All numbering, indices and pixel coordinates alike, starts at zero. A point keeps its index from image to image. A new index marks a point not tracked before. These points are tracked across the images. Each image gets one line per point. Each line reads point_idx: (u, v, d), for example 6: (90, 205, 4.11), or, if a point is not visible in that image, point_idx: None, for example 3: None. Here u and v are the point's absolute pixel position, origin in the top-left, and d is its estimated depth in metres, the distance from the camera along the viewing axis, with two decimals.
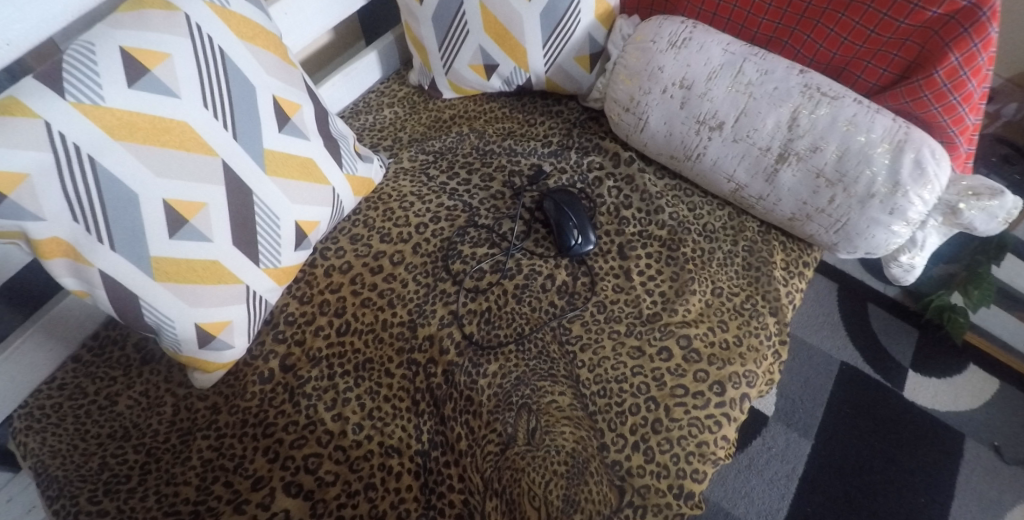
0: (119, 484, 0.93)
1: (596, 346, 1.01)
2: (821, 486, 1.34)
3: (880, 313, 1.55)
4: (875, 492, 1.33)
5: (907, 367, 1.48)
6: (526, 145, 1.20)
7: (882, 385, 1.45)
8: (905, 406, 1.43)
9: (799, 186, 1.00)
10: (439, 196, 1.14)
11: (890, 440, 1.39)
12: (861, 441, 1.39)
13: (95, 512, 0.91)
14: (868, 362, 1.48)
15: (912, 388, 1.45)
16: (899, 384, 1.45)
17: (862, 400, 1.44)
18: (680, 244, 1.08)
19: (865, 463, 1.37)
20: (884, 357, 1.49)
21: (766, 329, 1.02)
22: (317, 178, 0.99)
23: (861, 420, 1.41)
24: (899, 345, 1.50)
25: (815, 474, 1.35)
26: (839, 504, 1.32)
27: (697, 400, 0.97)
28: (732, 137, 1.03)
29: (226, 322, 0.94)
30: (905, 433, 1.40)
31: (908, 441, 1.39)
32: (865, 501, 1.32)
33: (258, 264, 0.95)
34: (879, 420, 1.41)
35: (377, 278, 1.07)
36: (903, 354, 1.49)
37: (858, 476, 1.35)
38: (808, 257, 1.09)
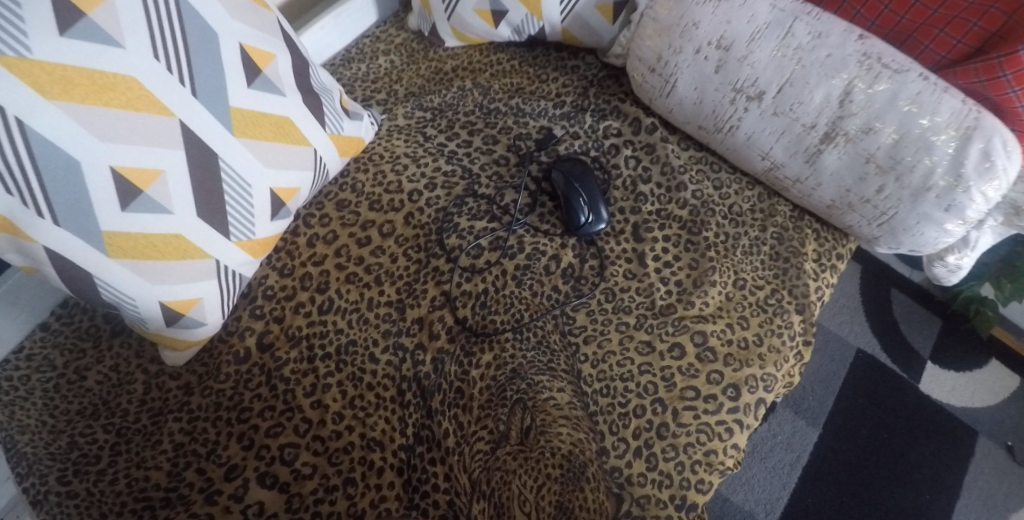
0: (88, 465, 0.87)
1: (601, 338, 0.92)
2: (829, 477, 1.28)
3: (903, 299, 1.46)
4: (886, 486, 1.27)
5: (926, 358, 1.39)
6: (536, 105, 1.07)
7: (898, 375, 1.38)
8: (922, 398, 1.35)
9: (844, 171, 0.88)
10: (435, 159, 1.03)
11: (904, 433, 1.32)
12: (873, 433, 1.32)
13: (65, 494, 0.85)
14: (885, 349, 1.40)
15: (929, 381, 1.37)
16: (916, 376, 1.37)
17: (877, 391, 1.36)
18: (702, 227, 0.97)
19: (877, 455, 1.30)
20: (903, 346, 1.41)
21: (789, 328, 0.93)
22: (295, 139, 0.88)
23: (876, 410, 1.34)
24: (920, 334, 1.42)
25: (823, 464, 1.29)
26: (847, 497, 1.26)
27: (708, 404, 0.88)
28: (772, 110, 0.90)
29: (195, 299, 0.85)
30: (921, 426, 1.32)
31: (923, 436, 1.32)
32: (875, 495, 1.26)
33: (229, 237, 0.85)
34: (894, 411, 1.34)
35: (364, 251, 0.97)
36: (923, 344, 1.41)
37: (868, 468, 1.28)
38: (843, 249, 0.99)
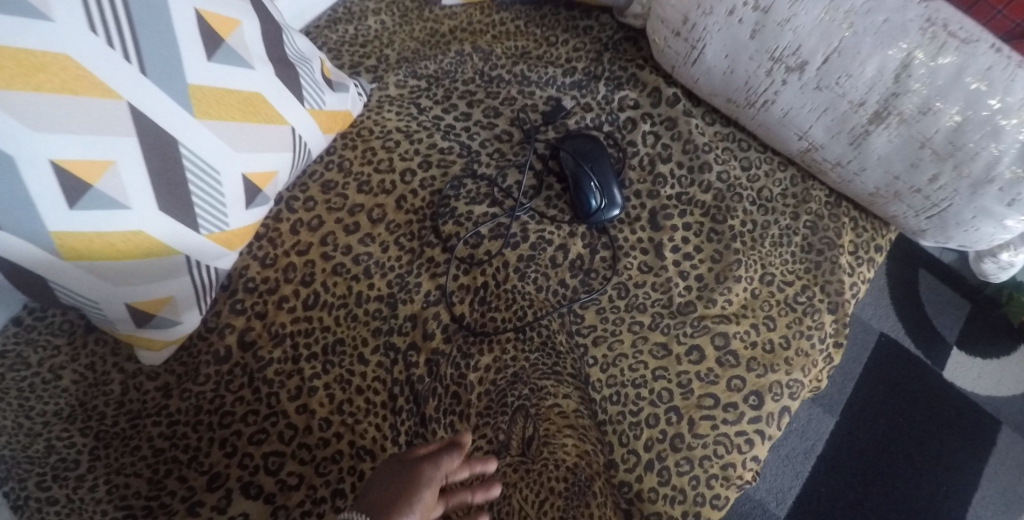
0: (67, 470, 0.81)
1: (612, 339, 0.84)
2: (848, 467, 1.20)
3: (931, 281, 1.37)
4: (906, 476, 1.20)
5: (951, 343, 1.31)
6: (543, 73, 0.97)
7: (920, 361, 1.29)
8: (946, 386, 1.28)
9: (893, 155, 0.77)
10: (431, 135, 0.93)
11: (924, 421, 1.24)
12: (893, 420, 1.24)
13: (44, 500, 0.79)
14: (909, 334, 1.32)
15: (953, 367, 1.30)
16: (939, 363, 1.30)
17: (900, 377, 1.27)
18: (729, 215, 0.88)
19: (898, 443, 1.22)
20: (927, 330, 1.32)
21: (820, 330, 0.84)
22: (268, 118, 0.79)
23: (896, 397, 1.26)
24: (946, 318, 1.34)
25: (841, 453, 1.21)
26: (864, 488, 1.19)
27: (728, 413, 0.80)
28: (814, 83, 0.78)
29: (166, 297, 0.78)
30: (943, 414, 1.25)
31: (945, 425, 1.24)
32: (893, 485, 1.19)
33: (198, 231, 0.77)
34: (915, 398, 1.26)
35: (352, 239, 0.88)
36: (949, 328, 1.33)
37: (887, 458, 1.21)
38: (882, 239, 0.90)
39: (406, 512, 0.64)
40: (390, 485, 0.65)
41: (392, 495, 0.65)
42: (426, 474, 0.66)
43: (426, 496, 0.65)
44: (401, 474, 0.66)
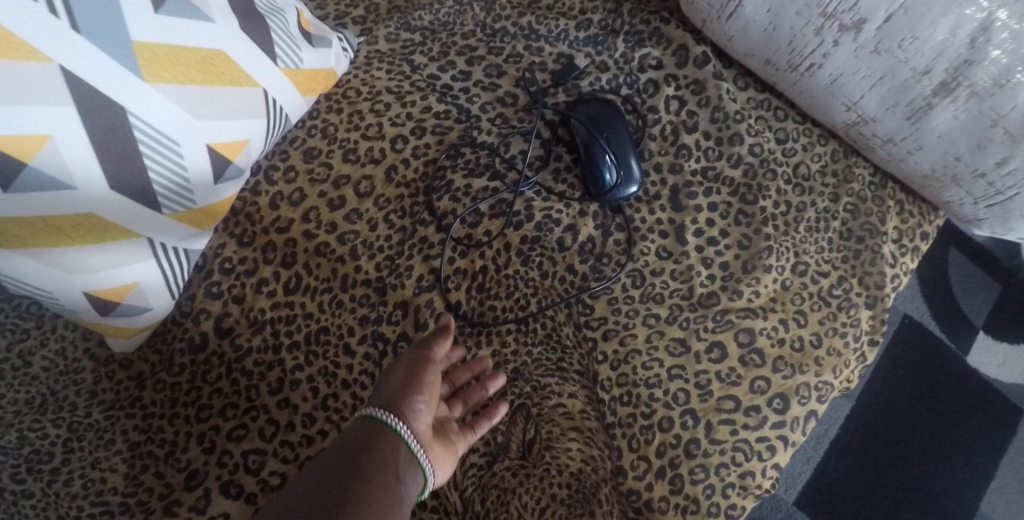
0: (41, 462, 0.74)
1: (625, 333, 0.75)
2: (862, 453, 1.13)
3: (961, 261, 1.26)
4: (921, 464, 1.13)
5: (978, 327, 1.22)
6: (554, 25, 0.86)
7: (944, 346, 1.20)
8: (969, 372, 1.19)
9: (956, 133, 0.68)
10: (425, 96, 0.83)
11: (943, 408, 1.16)
12: (910, 406, 1.16)
13: (20, 493, 0.72)
14: (934, 316, 1.22)
15: (978, 354, 1.20)
16: (964, 347, 1.21)
17: (922, 362, 1.19)
18: (761, 195, 0.78)
19: (914, 431, 1.14)
20: (954, 313, 1.23)
21: (856, 327, 0.76)
22: (234, 80, 0.69)
23: (916, 383, 1.17)
24: (974, 301, 1.24)
25: (854, 439, 1.14)
26: (875, 475, 1.12)
27: (749, 418, 0.72)
28: (871, 46, 0.67)
29: (131, 284, 0.70)
30: (965, 401, 1.17)
31: (965, 412, 1.16)
32: (905, 472, 1.12)
33: (160, 212, 0.68)
34: (936, 384, 1.17)
35: (337, 215, 0.79)
36: (976, 313, 1.23)
37: (901, 445, 1.14)
38: (929, 226, 0.81)
39: (418, 391, 0.64)
40: (395, 374, 0.65)
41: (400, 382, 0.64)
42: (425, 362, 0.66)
43: (431, 375, 0.65)
44: (402, 364, 0.66)
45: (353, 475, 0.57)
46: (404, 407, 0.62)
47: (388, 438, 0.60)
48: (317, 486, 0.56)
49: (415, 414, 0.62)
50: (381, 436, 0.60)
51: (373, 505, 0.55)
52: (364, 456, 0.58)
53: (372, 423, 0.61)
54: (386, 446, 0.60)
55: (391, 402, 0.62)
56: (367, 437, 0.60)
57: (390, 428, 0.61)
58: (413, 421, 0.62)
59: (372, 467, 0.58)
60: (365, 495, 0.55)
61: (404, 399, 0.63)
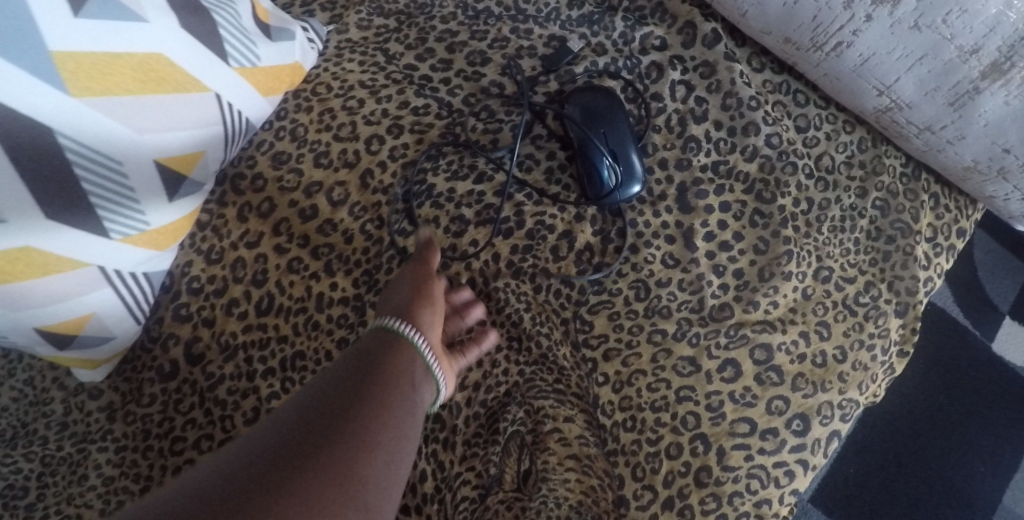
0: (17, 498, 0.68)
1: (628, 353, 0.67)
2: (881, 445, 1.02)
3: (987, 241, 1.13)
4: (943, 457, 1.02)
5: (1003, 313, 1.10)
6: (543, 4, 0.77)
7: (969, 333, 1.08)
8: (995, 360, 1.07)
9: (1008, 121, 0.61)
10: (402, 90, 0.75)
11: (968, 397, 1.05)
12: (932, 396, 1.05)
13: None
14: (960, 303, 1.10)
15: (1003, 340, 1.08)
16: (989, 334, 1.09)
17: (947, 349, 1.07)
18: (779, 192, 0.70)
19: (938, 423, 1.03)
20: (977, 297, 1.11)
21: (885, 338, 0.68)
22: (179, 86, 0.61)
23: (940, 373, 1.06)
24: (1001, 284, 1.11)
25: (872, 432, 1.03)
26: (896, 469, 1.01)
27: (765, 442, 0.64)
28: (911, 22, 0.60)
29: (86, 316, 0.65)
30: (996, 387, 1.05)
31: (992, 400, 1.05)
32: (929, 467, 1.01)
33: (108, 237, 0.62)
34: (963, 373, 1.06)
35: (309, 227, 0.72)
36: (1002, 296, 1.11)
37: (924, 437, 1.03)
38: (966, 222, 0.73)
39: (428, 302, 0.62)
40: (400, 287, 0.63)
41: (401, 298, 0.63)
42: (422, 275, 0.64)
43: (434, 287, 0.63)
44: (404, 277, 0.64)
45: (362, 377, 0.53)
46: (416, 318, 0.60)
47: (400, 345, 0.58)
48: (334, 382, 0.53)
49: (426, 325, 0.61)
50: (396, 344, 0.58)
51: (387, 406, 0.52)
52: (381, 357, 0.56)
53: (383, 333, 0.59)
54: (395, 354, 0.57)
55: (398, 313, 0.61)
56: (377, 345, 0.58)
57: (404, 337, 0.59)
58: (426, 331, 0.60)
59: (382, 373, 0.55)
60: (380, 397, 0.52)
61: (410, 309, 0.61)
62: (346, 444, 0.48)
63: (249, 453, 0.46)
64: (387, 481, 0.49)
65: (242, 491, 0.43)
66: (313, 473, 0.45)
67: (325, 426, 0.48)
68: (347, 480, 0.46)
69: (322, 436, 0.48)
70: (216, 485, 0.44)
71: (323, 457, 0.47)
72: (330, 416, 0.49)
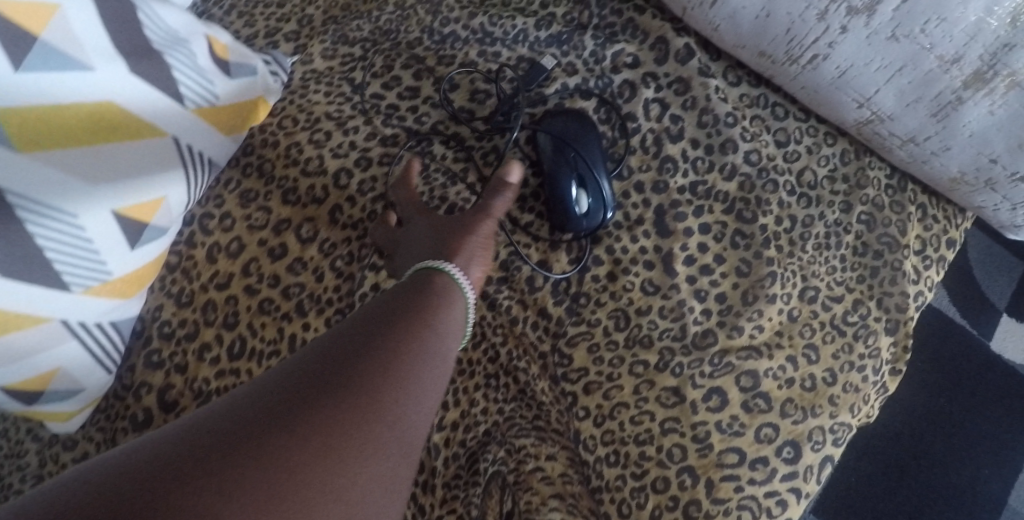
0: None
1: (609, 386, 0.64)
2: (882, 452, 0.99)
3: (980, 238, 1.11)
4: (945, 460, 0.99)
5: (1000, 310, 1.07)
6: (510, 25, 0.75)
7: (966, 333, 1.06)
8: (996, 359, 1.04)
9: (993, 131, 0.59)
10: (369, 120, 0.73)
11: (970, 399, 1.02)
12: (932, 399, 1.02)
13: None
14: (955, 302, 1.07)
15: (1002, 338, 1.06)
16: (986, 333, 1.06)
17: (945, 350, 1.04)
18: (760, 211, 0.67)
19: (940, 427, 1.00)
20: (974, 296, 1.08)
21: (875, 358, 0.66)
22: (131, 133, 0.60)
23: (939, 374, 1.03)
24: (997, 281, 1.09)
25: (872, 438, 1.00)
26: (897, 475, 0.98)
27: (756, 472, 0.61)
28: (888, 32, 0.58)
29: (52, 370, 0.62)
30: (997, 387, 1.02)
31: (993, 399, 1.02)
32: (932, 472, 0.98)
33: (69, 291, 0.59)
34: (962, 375, 1.03)
35: (279, 267, 0.70)
36: (999, 294, 1.08)
37: (925, 441, 1.00)
38: (956, 232, 0.71)
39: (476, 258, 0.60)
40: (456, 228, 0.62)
41: (430, 239, 0.62)
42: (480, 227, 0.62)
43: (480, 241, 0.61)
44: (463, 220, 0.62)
45: (383, 324, 0.51)
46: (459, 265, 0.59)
47: (435, 289, 0.56)
48: (383, 312, 0.52)
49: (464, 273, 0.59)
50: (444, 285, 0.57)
51: (406, 358, 0.50)
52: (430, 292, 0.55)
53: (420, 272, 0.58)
54: (425, 297, 0.55)
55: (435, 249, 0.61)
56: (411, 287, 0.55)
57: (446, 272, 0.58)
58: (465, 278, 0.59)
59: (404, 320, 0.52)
60: (398, 347, 0.50)
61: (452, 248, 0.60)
62: (356, 400, 0.46)
63: (301, 373, 0.47)
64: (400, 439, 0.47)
65: (239, 438, 0.42)
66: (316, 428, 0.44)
67: (335, 379, 0.47)
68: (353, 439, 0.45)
69: (352, 370, 0.48)
70: (224, 425, 0.43)
71: (351, 391, 0.47)
72: (342, 367, 0.47)
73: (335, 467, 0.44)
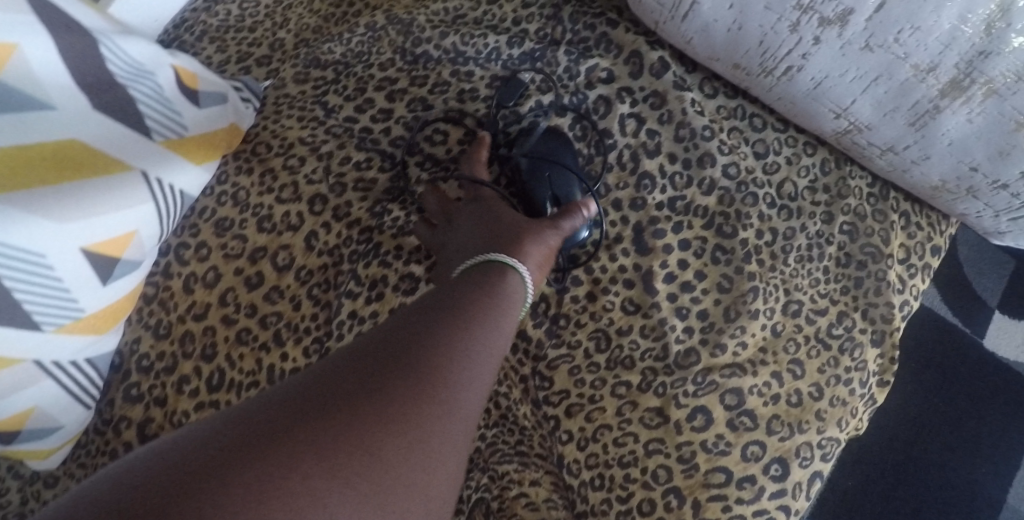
0: None
1: (591, 408, 0.63)
2: (878, 454, 0.98)
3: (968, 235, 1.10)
4: (942, 461, 0.97)
5: (992, 307, 1.06)
6: (482, 44, 0.74)
7: (958, 330, 1.04)
8: (989, 358, 1.03)
9: (972, 139, 0.58)
10: (342, 145, 0.72)
11: (965, 398, 1.00)
12: (927, 400, 1.00)
13: None
14: (946, 301, 1.06)
15: (994, 335, 1.04)
16: (979, 331, 1.04)
17: (938, 349, 1.03)
18: (740, 225, 0.67)
19: (936, 428, 0.99)
20: (966, 294, 1.07)
21: (862, 371, 0.65)
22: (98, 168, 0.59)
23: (932, 373, 1.02)
24: (987, 278, 1.07)
25: (869, 442, 0.99)
26: (895, 479, 0.96)
27: (743, 491, 0.60)
28: (861, 42, 0.57)
29: (28, 410, 0.61)
30: (991, 385, 1.01)
31: (989, 398, 1.00)
32: (929, 472, 0.97)
33: (39, 330, 0.58)
34: (957, 374, 1.02)
35: (256, 296, 0.69)
36: (990, 291, 1.07)
37: (921, 443, 0.98)
38: (940, 239, 0.70)
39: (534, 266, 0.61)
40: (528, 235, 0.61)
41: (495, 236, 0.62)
42: (548, 238, 0.62)
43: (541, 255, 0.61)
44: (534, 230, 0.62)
45: (437, 317, 0.53)
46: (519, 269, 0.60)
47: (490, 283, 0.58)
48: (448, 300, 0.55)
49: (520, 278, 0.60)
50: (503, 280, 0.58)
51: (456, 343, 0.51)
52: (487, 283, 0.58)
53: (490, 265, 0.59)
54: (479, 293, 0.56)
55: (504, 246, 0.61)
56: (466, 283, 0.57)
57: (517, 274, 0.59)
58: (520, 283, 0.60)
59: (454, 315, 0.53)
60: (449, 343, 0.51)
61: (520, 251, 0.60)
62: (408, 389, 0.47)
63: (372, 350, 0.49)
64: (452, 431, 0.47)
65: (314, 405, 0.44)
66: (369, 413, 0.45)
67: (388, 368, 0.48)
68: (409, 419, 0.45)
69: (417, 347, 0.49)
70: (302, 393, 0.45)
71: (416, 365, 0.48)
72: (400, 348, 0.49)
73: (393, 444, 0.44)
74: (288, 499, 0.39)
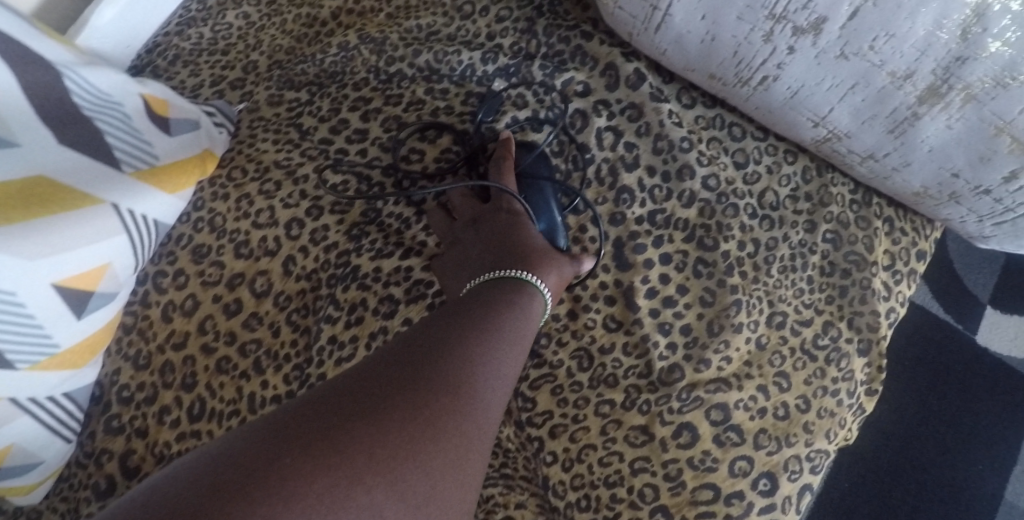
0: None
1: (575, 427, 0.62)
2: (875, 455, 0.97)
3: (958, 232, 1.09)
4: (940, 461, 0.96)
5: (984, 303, 1.05)
6: (456, 60, 0.73)
7: (951, 327, 1.03)
8: (984, 354, 1.02)
9: (952, 145, 0.57)
10: (318, 166, 0.71)
11: (961, 396, 0.99)
12: (922, 399, 0.99)
13: None
14: (938, 298, 1.06)
15: (987, 331, 1.03)
16: (972, 328, 1.03)
17: (931, 348, 1.02)
18: (722, 237, 0.66)
19: (933, 427, 0.98)
20: (957, 291, 1.06)
21: (850, 381, 0.64)
22: (68, 203, 0.58)
23: (926, 371, 1.01)
24: (978, 274, 1.07)
25: (866, 442, 0.98)
26: (893, 479, 0.95)
27: (732, 508, 0.58)
28: (835, 51, 0.56)
29: (5, 448, 0.60)
30: (986, 382, 1.00)
31: (984, 395, 0.99)
32: (927, 472, 0.95)
33: (13, 368, 0.57)
34: (951, 372, 1.01)
35: (235, 323, 0.68)
36: (982, 287, 1.06)
37: (918, 440, 0.97)
38: (925, 244, 0.69)
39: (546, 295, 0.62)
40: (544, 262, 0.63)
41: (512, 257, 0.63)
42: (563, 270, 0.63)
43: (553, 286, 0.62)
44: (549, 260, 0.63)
45: (460, 326, 0.54)
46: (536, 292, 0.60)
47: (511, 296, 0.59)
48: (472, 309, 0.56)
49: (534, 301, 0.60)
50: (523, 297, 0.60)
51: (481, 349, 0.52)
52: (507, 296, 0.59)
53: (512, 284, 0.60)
54: (497, 304, 0.57)
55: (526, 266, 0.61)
56: (484, 298, 0.58)
57: (536, 300, 0.60)
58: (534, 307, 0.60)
59: (475, 327, 0.54)
60: (472, 348, 0.52)
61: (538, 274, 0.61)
62: (433, 397, 0.47)
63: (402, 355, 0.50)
64: (477, 434, 0.48)
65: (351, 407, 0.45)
66: (395, 416, 0.45)
67: (415, 372, 0.48)
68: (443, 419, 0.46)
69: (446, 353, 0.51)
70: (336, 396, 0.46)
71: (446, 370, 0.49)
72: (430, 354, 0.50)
73: (428, 443, 0.45)
74: (333, 496, 0.40)
